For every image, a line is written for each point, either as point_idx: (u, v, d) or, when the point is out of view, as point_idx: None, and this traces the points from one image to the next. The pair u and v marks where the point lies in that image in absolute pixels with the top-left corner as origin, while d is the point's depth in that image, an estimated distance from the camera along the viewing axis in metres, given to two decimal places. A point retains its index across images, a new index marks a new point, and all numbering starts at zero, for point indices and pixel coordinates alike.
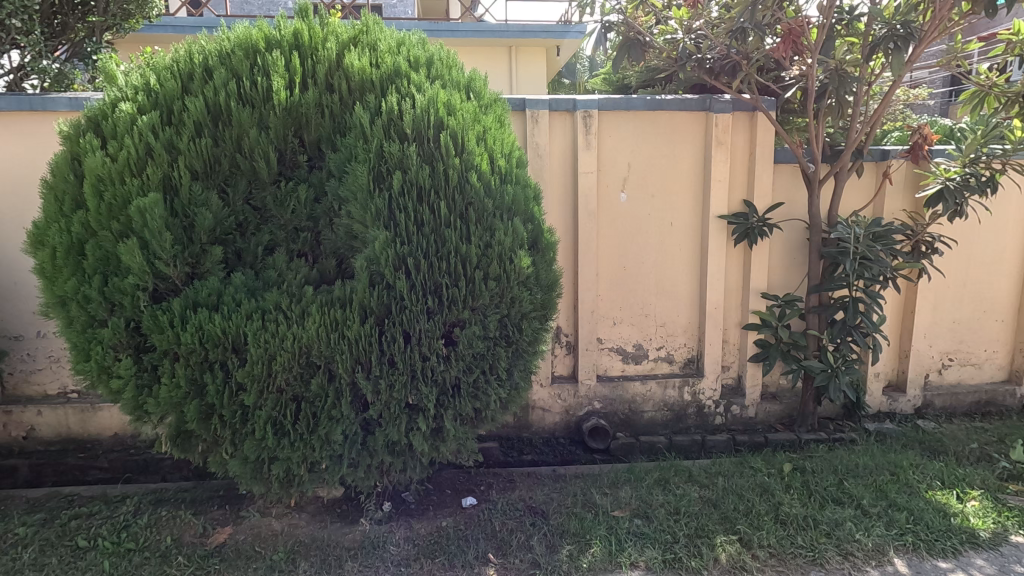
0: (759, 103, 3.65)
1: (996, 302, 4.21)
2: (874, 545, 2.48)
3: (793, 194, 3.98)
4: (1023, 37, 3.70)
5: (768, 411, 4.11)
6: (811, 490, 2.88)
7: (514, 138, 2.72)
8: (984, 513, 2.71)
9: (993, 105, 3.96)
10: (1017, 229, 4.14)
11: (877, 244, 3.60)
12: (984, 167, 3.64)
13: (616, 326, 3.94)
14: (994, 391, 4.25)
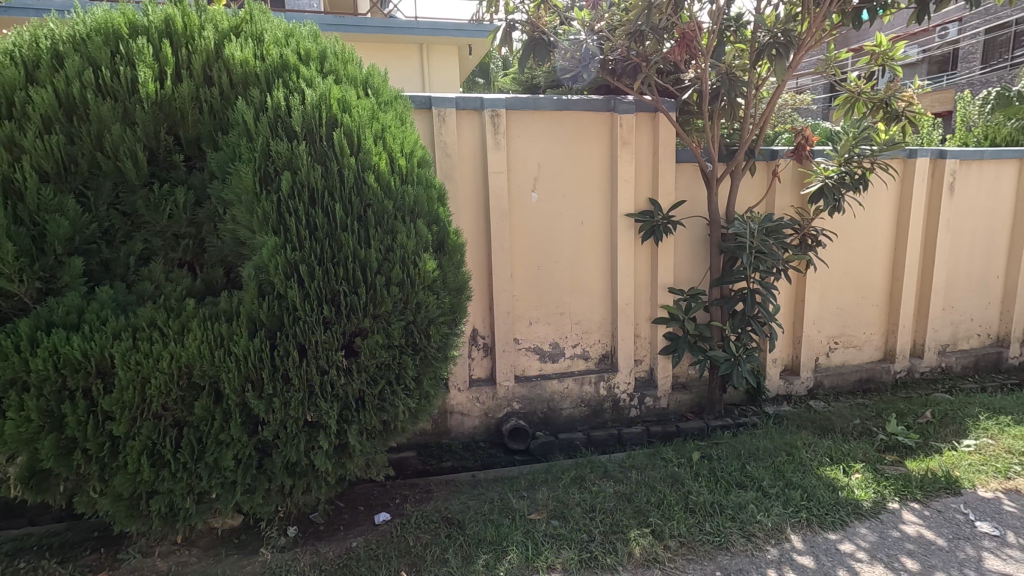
0: (660, 105, 3.78)
1: (872, 288, 4.63)
2: (773, 524, 2.62)
3: (693, 192, 4.16)
4: (885, 49, 4.08)
5: (678, 401, 4.28)
6: (717, 476, 3.01)
7: (416, 137, 2.63)
8: (866, 484, 2.95)
9: (862, 110, 4.35)
10: (886, 221, 4.57)
11: (769, 239, 3.83)
12: (857, 166, 3.98)
13: (532, 326, 3.94)
14: (873, 369, 4.67)
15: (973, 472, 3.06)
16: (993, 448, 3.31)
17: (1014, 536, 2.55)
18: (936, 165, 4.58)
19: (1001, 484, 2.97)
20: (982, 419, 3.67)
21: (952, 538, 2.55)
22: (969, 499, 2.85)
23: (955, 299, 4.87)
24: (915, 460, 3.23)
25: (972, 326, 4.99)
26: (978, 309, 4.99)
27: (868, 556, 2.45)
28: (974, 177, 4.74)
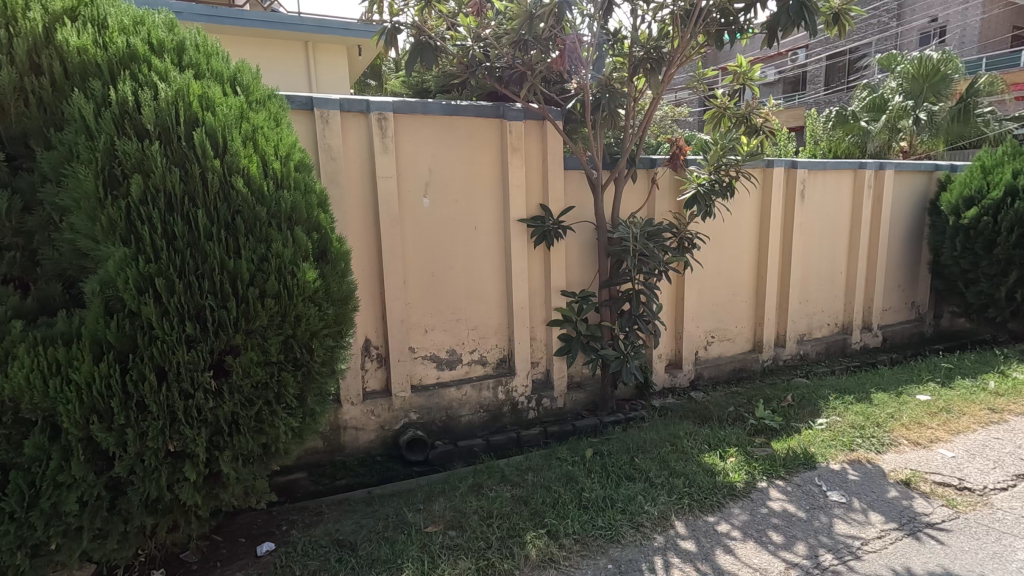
0: (546, 113, 3.88)
1: (741, 285, 5.08)
2: (659, 513, 2.77)
3: (581, 198, 4.33)
4: (745, 69, 4.51)
5: (574, 400, 4.41)
6: (608, 471, 3.14)
7: (293, 139, 2.46)
8: (739, 466, 3.21)
9: (727, 124, 4.79)
10: (751, 225, 5.04)
11: (651, 242, 4.07)
12: (725, 174, 4.34)
13: (428, 333, 3.86)
14: (745, 359, 5.13)
15: (825, 447, 3.44)
16: (840, 424, 3.74)
17: (857, 501, 2.89)
18: (789, 174, 5.14)
19: (847, 456, 3.36)
20: (831, 399, 4.15)
21: (809, 509, 2.84)
22: (822, 471, 3.20)
23: (808, 293, 5.48)
24: (779, 441, 3.57)
25: (823, 316, 5.64)
26: (828, 301, 5.64)
27: (741, 533, 2.66)
28: (819, 186, 5.37)
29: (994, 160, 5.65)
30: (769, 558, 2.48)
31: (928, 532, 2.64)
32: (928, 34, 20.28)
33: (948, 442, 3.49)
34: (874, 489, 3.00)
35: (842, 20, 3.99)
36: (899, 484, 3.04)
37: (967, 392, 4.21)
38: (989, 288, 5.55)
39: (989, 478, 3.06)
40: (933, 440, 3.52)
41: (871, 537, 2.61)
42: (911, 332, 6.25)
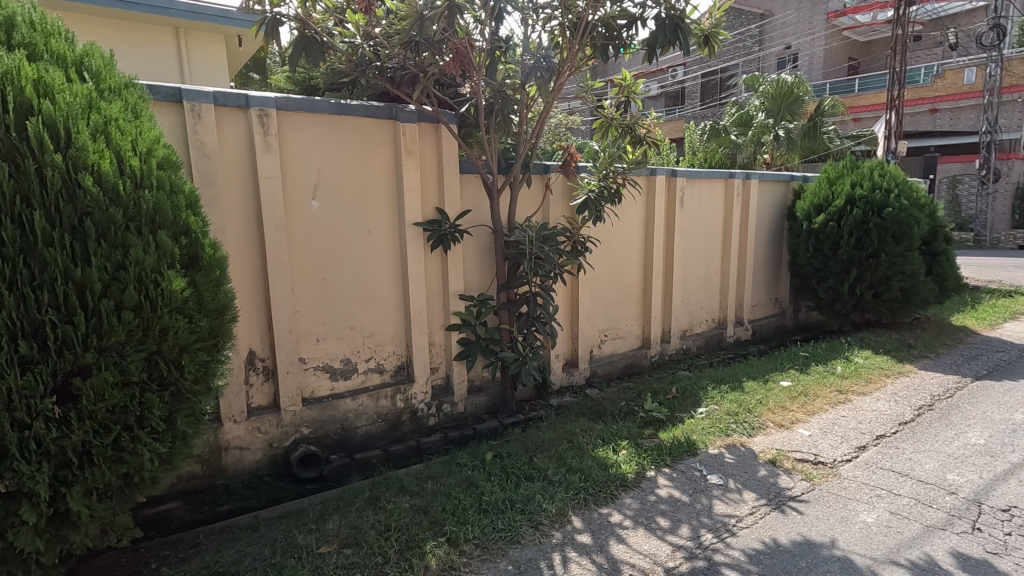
0: (440, 116, 3.85)
1: (630, 285, 5.37)
2: (556, 509, 2.84)
3: (477, 203, 4.34)
4: (628, 82, 4.77)
5: (475, 404, 4.41)
6: (507, 473, 3.17)
7: (156, 132, 2.22)
8: (630, 458, 3.38)
9: (614, 133, 5.05)
10: (637, 229, 5.34)
11: (546, 246, 4.17)
12: (613, 181, 4.56)
13: (320, 342, 3.67)
14: (635, 355, 5.42)
15: (705, 434, 3.72)
16: (718, 412, 4.08)
17: (732, 482, 3.16)
18: (670, 182, 5.52)
19: (724, 441, 3.66)
20: (709, 389, 4.51)
21: (691, 493, 3.06)
22: (703, 457, 3.45)
23: (689, 292, 5.92)
24: (665, 431, 3.82)
25: (702, 313, 6.12)
26: (706, 299, 6.14)
27: (632, 522, 2.80)
28: (696, 193, 5.83)
29: (837, 172, 6.47)
30: (658, 542, 2.63)
31: (791, 505, 2.94)
32: (784, 59, 22.83)
33: (805, 422, 3.93)
34: (746, 470, 3.29)
35: (712, 41, 4.36)
36: (766, 463, 3.37)
37: (820, 377, 4.76)
38: (836, 285, 6.34)
39: (837, 452, 3.48)
40: (794, 421, 3.94)
41: (744, 514, 2.86)
42: (775, 325, 6.97)
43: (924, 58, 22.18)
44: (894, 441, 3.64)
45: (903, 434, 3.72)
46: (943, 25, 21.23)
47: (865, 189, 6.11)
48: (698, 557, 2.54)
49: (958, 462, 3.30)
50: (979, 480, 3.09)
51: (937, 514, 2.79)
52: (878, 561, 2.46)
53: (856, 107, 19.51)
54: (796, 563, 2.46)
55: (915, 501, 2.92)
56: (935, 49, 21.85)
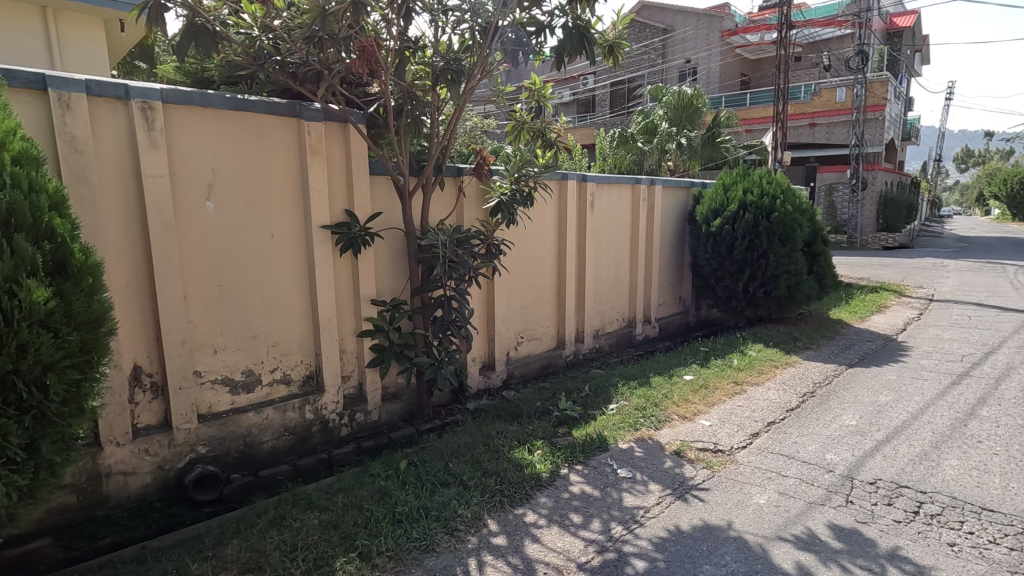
0: (348, 115, 3.73)
1: (544, 287, 5.47)
2: (472, 514, 2.83)
3: (389, 205, 4.24)
4: (539, 88, 4.87)
5: (390, 412, 4.29)
6: (422, 481, 3.12)
7: (12, 122, 1.97)
8: (545, 457, 3.44)
9: (526, 137, 5.14)
10: (550, 231, 5.46)
11: (460, 249, 4.15)
12: (525, 185, 4.63)
13: (217, 354, 3.41)
14: (550, 356, 5.53)
15: (616, 429, 3.87)
16: (627, 407, 4.25)
17: (640, 474, 3.30)
18: (581, 187, 5.69)
19: (633, 435, 3.82)
20: (620, 386, 4.70)
21: (603, 488, 3.16)
22: (613, 452, 3.58)
23: (601, 293, 6.13)
24: (579, 429, 3.92)
25: (613, 313, 6.36)
26: (616, 299, 6.39)
27: (547, 520, 2.84)
28: (606, 198, 6.05)
29: (731, 180, 6.98)
30: (570, 539, 2.69)
31: (693, 492, 3.12)
32: (685, 73, 24.33)
33: (706, 413, 4.19)
34: (653, 462, 3.46)
35: (616, 52, 4.54)
36: (671, 454, 3.56)
37: (718, 370, 5.11)
38: (732, 283, 6.83)
39: (734, 439, 3.74)
40: (696, 413, 4.19)
41: (651, 504, 3.00)
42: (679, 322, 7.39)
43: (804, 77, 24.51)
44: (782, 427, 3.97)
45: (789, 420, 4.07)
46: (819, 48, 23.60)
47: (755, 196, 6.64)
48: (608, 549, 2.62)
49: (835, 442, 3.66)
50: (851, 457, 3.45)
51: (817, 491, 3.07)
52: (768, 538, 2.66)
53: (748, 119, 21.21)
54: (698, 547, 2.61)
55: (799, 481, 3.20)
56: (812, 70, 24.22)
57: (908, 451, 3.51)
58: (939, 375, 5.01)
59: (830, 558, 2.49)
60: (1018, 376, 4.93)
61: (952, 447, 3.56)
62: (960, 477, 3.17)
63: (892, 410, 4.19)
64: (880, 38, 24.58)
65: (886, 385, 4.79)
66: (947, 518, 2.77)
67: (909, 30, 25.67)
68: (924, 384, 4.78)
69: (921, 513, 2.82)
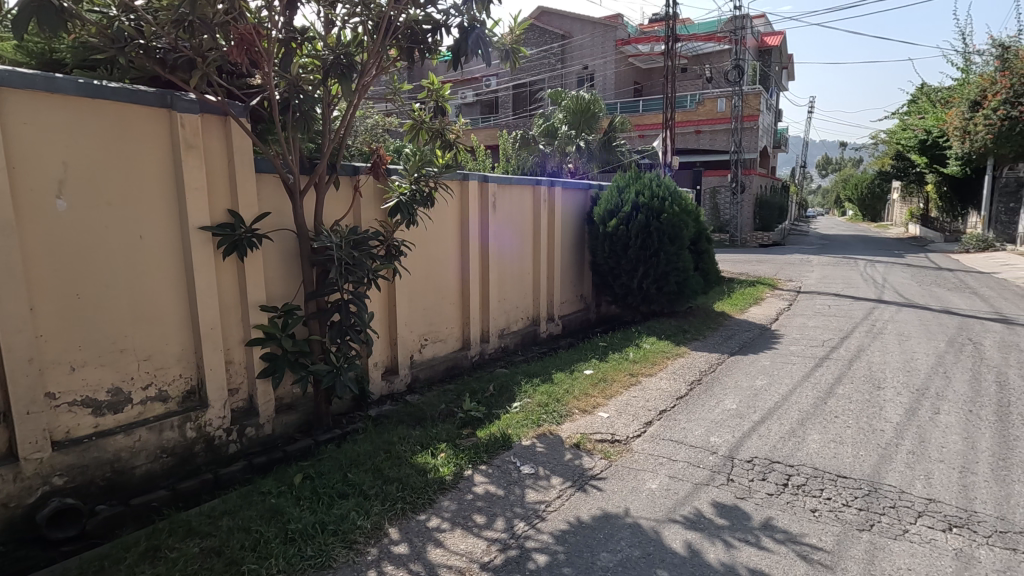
0: (228, 108, 3.46)
1: (448, 288, 5.43)
2: (372, 524, 2.74)
3: (278, 205, 4.00)
4: (436, 87, 4.82)
5: (284, 424, 4.05)
6: (318, 495, 2.97)
7: None
8: (448, 460, 3.41)
9: (424, 137, 5.08)
10: (452, 232, 5.43)
11: (357, 250, 3.99)
12: (425, 185, 4.56)
13: (76, 372, 3.02)
14: (455, 357, 5.49)
15: (519, 427, 3.92)
16: (530, 405, 4.33)
17: (542, 470, 3.37)
18: (482, 187, 5.70)
19: (536, 431, 3.89)
20: (523, 384, 4.78)
21: (506, 486, 3.19)
22: (517, 450, 3.63)
23: (505, 292, 6.19)
24: (483, 429, 3.94)
25: (518, 312, 6.45)
26: (520, 298, 6.48)
27: (450, 523, 2.82)
28: (507, 199, 6.11)
29: (625, 182, 7.35)
30: (474, 540, 2.68)
31: (592, 483, 3.24)
32: (583, 79, 25.32)
33: (605, 405, 4.36)
34: (554, 456, 3.54)
35: (513, 55, 4.60)
36: (572, 448, 3.67)
37: (616, 363, 5.35)
38: (628, 281, 7.18)
39: (630, 429, 3.93)
40: (595, 406, 4.36)
41: (552, 498, 3.07)
42: (581, 319, 7.65)
43: (689, 86, 26.39)
44: (672, 414, 4.23)
45: (679, 407, 4.35)
46: (702, 61, 25.55)
47: (646, 197, 7.03)
48: (510, 547, 2.65)
49: (718, 426, 3.96)
50: (731, 439, 3.75)
51: (703, 473, 3.30)
52: (659, 521, 2.82)
53: (641, 124, 22.48)
54: (596, 536, 2.71)
55: (688, 464, 3.42)
56: (696, 81, 26.14)
57: (779, 429, 3.88)
58: (804, 358, 5.61)
59: (714, 534, 2.69)
60: (866, 357, 5.64)
61: (814, 423, 3.98)
62: (820, 449, 3.56)
63: (765, 393, 4.61)
64: (753, 54, 27.10)
65: (761, 370, 5.27)
66: (810, 488, 3.09)
67: (777, 49, 28.53)
68: (792, 367, 5.31)
69: (789, 485, 3.12)
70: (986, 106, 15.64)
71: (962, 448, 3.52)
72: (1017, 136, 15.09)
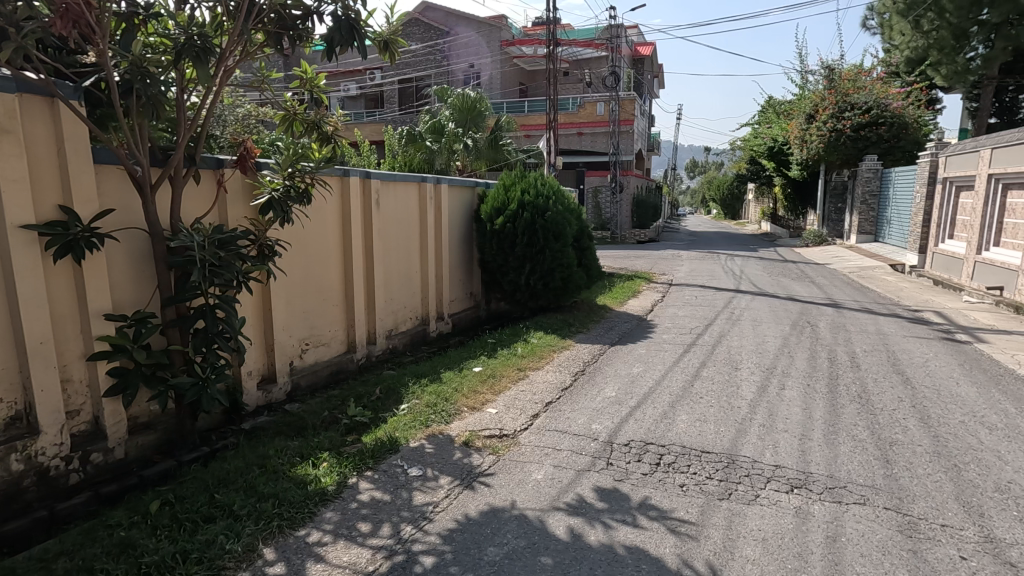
0: (55, 89, 3.00)
1: (330, 289, 5.17)
2: (244, 547, 2.53)
3: (123, 201, 3.55)
4: (310, 77, 4.56)
5: (140, 446, 3.61)
6: (179, 522, 2.69)
7: None
8: (331, 470, 3.26)
9: (299, 129, 4.80)
10: (334, 230, 5.18)
11: (223, 250, 3.63)
12: (300, 180, 4.29)
13: None
14: (340, 361, 5.26)
15: (407, 430, 3.84)
16: (419, 405, 4.26)
17: (430, 470, 3.32)
18: (364, 184, 5.50)
19: (424, 432, 3.84)
20: (412, 385, 4.69)
21: (393, 490, 3.11)
22: (404, 452, 3.55)
23: (392, 292, 6.03)
24: (368, 435, 3.81)
25: (406, 311, 6.31)
26: (408, 297, 6.35)
27: (332, 536, 2.68)
28: (391, 196, 5.95)
29: (510, 181, 7.48)
30: (358, 550, 2.58)
31: (480, 479, 3.25)
32: (470, 77, 25.45)
33: (493, 401, 4.41)
34: (443, 456, 3.52)
35: (391, 48, 4.48)
36: (461, 446, 3.66)
37: (505, 359, 5.44)
38: (516, 278, 7.33)
39: (517, 423, 4.01)
40: (484, 402, 4.39)
41: (440, 498, 3.04)
42: (470, 317, 7.67)
43: (571, 90, 27.54)
44: (557, 405, 4.38)
45: (563, 398, 4.51)
46: (583, 66, 26.81)
47: (531, 196, 7.22)
48: (397, 553, 2.58)
49: (599, 413, 4.17)
50: (611, 425, 3.96)
51: (585, 459, 3.46)
52: (544, 510, 2.91)
53: (527, 124, 23.04)
54: (483, 532, 2.73)
55: (571, 452, 3.56)
56: (577, 85, 27.34)
57: (653, 413, 4.17)
58: (674, 346, 6.09)
59: (594, 518, 2.82)
60: (727, 342, 6.24)
61: (683, 404, 4.33)
62: (688, 428, 3.88)
63: (641, 379, 4.94)
64: (629, 63, 28.93)
65: (638, 358, 5.64)
66: (679, 464, 3.36)
67: (648, 59, 30.73)
68: (664, 355, 5.74)
69: (661, 464, 3.37)
70: (819, 119, 18.01)
71: (801, 418, 4.03)
72: (842, 146, 17.58)
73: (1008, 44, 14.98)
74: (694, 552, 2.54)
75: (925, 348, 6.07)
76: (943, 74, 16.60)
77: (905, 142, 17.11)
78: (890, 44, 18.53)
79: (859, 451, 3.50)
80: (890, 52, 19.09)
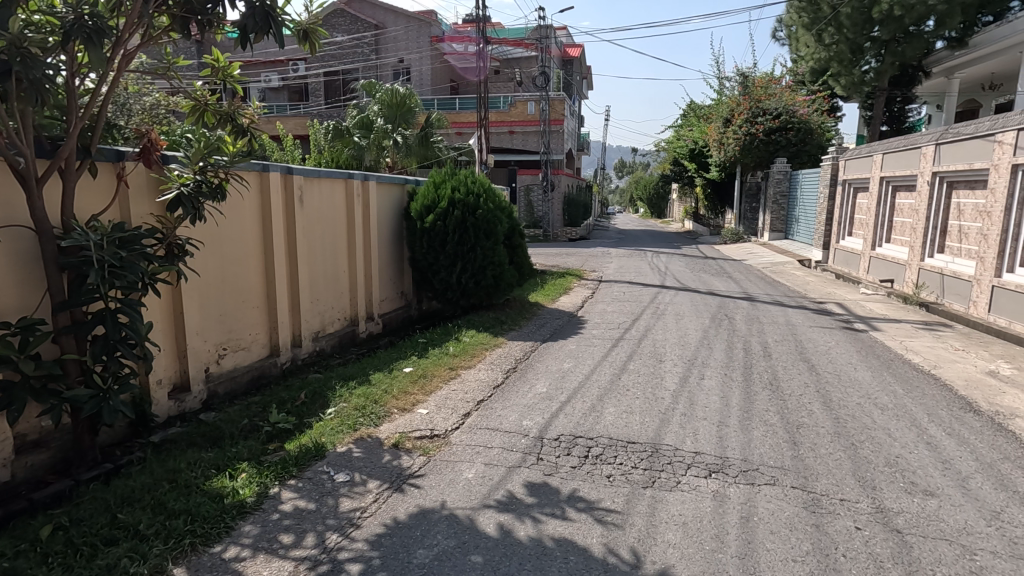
0: None
1: (250, 290, 4.91)
2: (150, 569, 2.35)
3: (4, 196, 3.19)
4: (223, 65, 4.29)
5: (30, 466, 3.28)
6: (74, 548, 2.47)
7: None
8: (250, 481, 3.10)
9: (211, 120, 4.51)
10: (253, 228, 4.91)
11: (126, 250, 3.34)
12: (213, 175, 4.03)
13: None
14: (261, 366, 5.00)
15: (334, 435, 3.71)
16: (346, 409, 4.13)
17: (358, 475, 3.23)
18: (285, 180, 5.26)
19: (351, 437, 3.72)
20: (339, 389, 4.54)
21: (318, 498, 2.99)
22: (330, 458, 3.43)
23: (318, 293, 5.81)
24: (291, 442, 3.65)
25: (333, 312, 6.10)
26: (336, 298, 6.14)
27: (251, 550, 2.55)
28: (316, 193, 5.72)
29: (440, 178, 7.40)
30: (279, 563, 2.47)
31: (409, 481, 3.19)
32: (398, 72, 25.06)
33: (424, 401, 4.35)
34: (372, 460, 3.43)
35: (312, 39, 4.30)
36: (390, 449, 3.58)
37: (436, 359, 5.37)
38: (447, 276, 7.26)
39: (448, 422, 3.97)
40: (414, 404, 4.32)
41: (368, 503, 2.96)
42: (401, 317, 7.54)
43: (502, 89, 27.70)
44: (489, 403, 4.39)
45: (495, 396, 4.53)
46: (513, 66, 27.05)
47: (461, 194, 7.18)
48: (321, 563, 2.49)
49: (530, 409, 4.22)
50: (541, 421, 4.01)
51: (516, 455, 3.49)
52: (474, 509, 2.90)
53: (458, 123, 22.97)
54: (412, 535, 2.68)
55: (503, 449, 3.58)
56: (508, 83, 27.52)
57: (582, 407, 4.27)
58: (603, 341, 6.25)
59: (524, 513, 2.84)
60: (652, 335, 6.50)
61: (611, 397, 4.46)
62: (614, 420, 4.00)
63: (571, 374, 5.05)
64: (558, 63, 29.44)
65: (568, 354, 5.75)
66: (606, 456, 3.45)
67: (576, 60, 31.44)
68: (594, 349, 5.89)
69: (589, 456, 3.45)
70: (734, 123, 19.10)
71: (719, 406, 4.26)
72: (755, 149, 18.76)
73: (896, 59, 16.52)
74: (620, 540, 2.61)
75: (828, 337, 6.59)
76: (842, 85, 18.08)
77: (810, 146, 18.49)
78: (796, 55, 19.96)
79: (770, 435, 3.74)
80: (796, 62, 20.56)
